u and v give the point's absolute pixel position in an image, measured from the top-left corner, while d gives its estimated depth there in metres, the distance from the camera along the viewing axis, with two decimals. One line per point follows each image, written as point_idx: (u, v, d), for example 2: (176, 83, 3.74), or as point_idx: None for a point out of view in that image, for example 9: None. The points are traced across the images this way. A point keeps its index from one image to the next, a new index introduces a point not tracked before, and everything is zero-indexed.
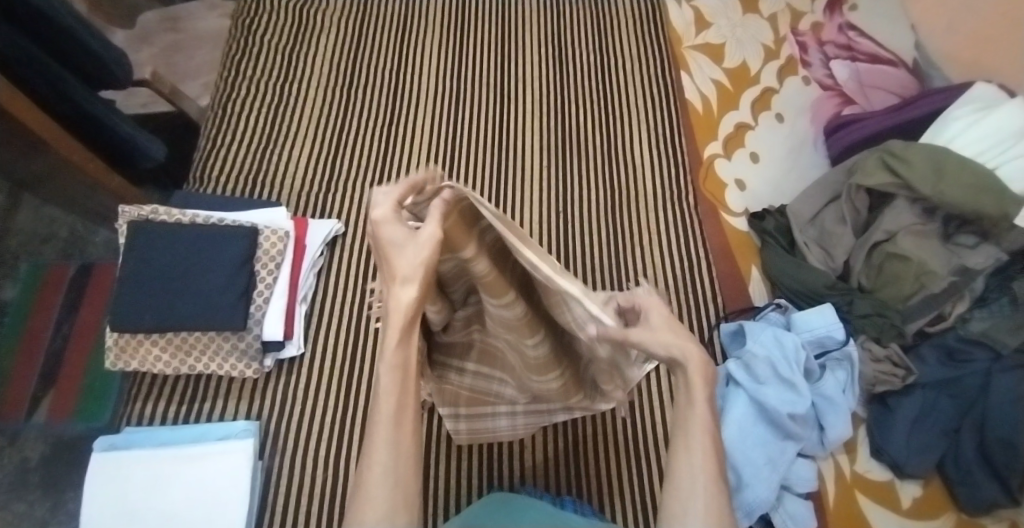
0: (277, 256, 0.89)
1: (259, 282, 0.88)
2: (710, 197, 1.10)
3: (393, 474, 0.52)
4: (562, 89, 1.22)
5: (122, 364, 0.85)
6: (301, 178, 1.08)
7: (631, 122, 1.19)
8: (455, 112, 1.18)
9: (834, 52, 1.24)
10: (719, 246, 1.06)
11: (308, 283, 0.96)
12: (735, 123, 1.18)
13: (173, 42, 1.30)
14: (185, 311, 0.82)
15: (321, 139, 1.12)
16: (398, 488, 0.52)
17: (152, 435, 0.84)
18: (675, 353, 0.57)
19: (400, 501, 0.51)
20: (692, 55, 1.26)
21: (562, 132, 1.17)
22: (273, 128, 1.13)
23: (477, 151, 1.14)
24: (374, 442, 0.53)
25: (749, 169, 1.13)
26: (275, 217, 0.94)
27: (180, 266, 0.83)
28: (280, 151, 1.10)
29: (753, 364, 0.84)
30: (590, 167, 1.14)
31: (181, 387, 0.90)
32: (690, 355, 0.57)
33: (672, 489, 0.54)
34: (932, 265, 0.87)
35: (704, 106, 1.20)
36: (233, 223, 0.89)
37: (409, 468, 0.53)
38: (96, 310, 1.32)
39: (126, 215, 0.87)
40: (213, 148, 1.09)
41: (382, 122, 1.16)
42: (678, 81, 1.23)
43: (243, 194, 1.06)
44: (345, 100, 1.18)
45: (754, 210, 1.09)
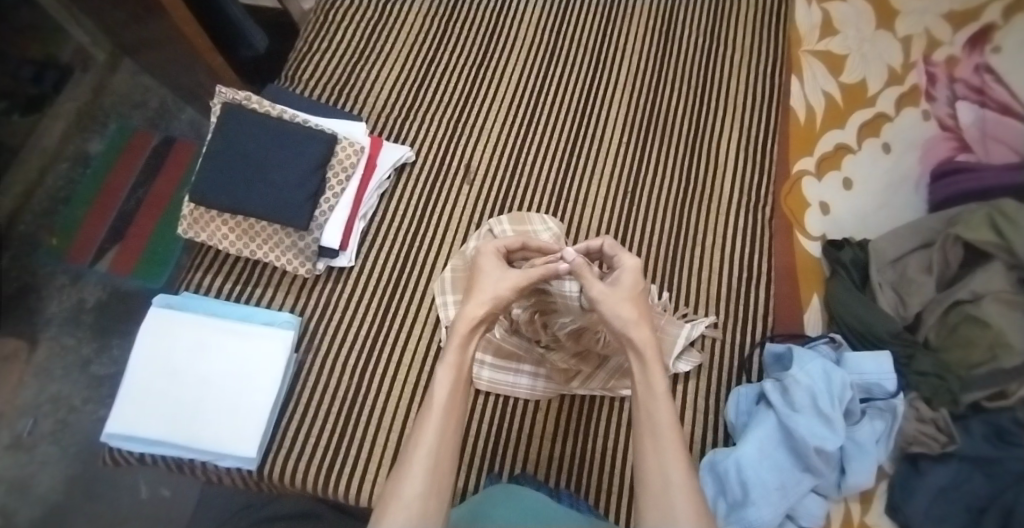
0: (349, 168, 0.91)
1: (329, 190, 0.90)
2: (790, 213, 1.05)
3: (434, 458, 0.60)
4: (660, 66, 1.17)
5: (191, 233, 0.88)
6: (385, 99, 1.09)
7: (725, 115, 1.13)
8: (546, 67, 1.15)
9: (963, 92, 1.15)
10: (786, 264, 1.01)
11: (370, 202, 0.98)
12: (836, 142, 1.12)
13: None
14: (256, 201, 0.85)
15: (411, 65, 1.12)
16: (435, 470, 0.60)
17: (205, 304, 0.89)
18: (629, 330, 0.67)
19: (433, 486, 0.59)
20: (809, 60, 1.19)
21: (650, 111, 1.13)
22: (367, 43, 1.13)
23: (560, 111, 1.12)
24: (424, 427, 0.62)
25: (838, 195, 1.08)
26: (355, 130, 0.95)
27: (259, 159, 0.86)
28: (370, 68, 1.11)
29: (792, 389, 0.81)
30: (670, 154, 1.10)
31: (238, 268, 0.93)
32: (645, 341, 0.66)
33: (646, 493, 0.59)
34: (1008, 336, 0.82)
35: (807, 117, 1.14)
36: (316, 127, 0.91)
37: (447, 458, 0.61)
38: (171, 182, 1.38)
39: (221, 96, 0.89)
40: (308, 49, 1.11)
41: (473, 60, 1.14)
42: (786, 83, 1.16)
43: (328, 102, 1.08)
44: (443, 30, 1.17)
45: (832, 238, 1.04)
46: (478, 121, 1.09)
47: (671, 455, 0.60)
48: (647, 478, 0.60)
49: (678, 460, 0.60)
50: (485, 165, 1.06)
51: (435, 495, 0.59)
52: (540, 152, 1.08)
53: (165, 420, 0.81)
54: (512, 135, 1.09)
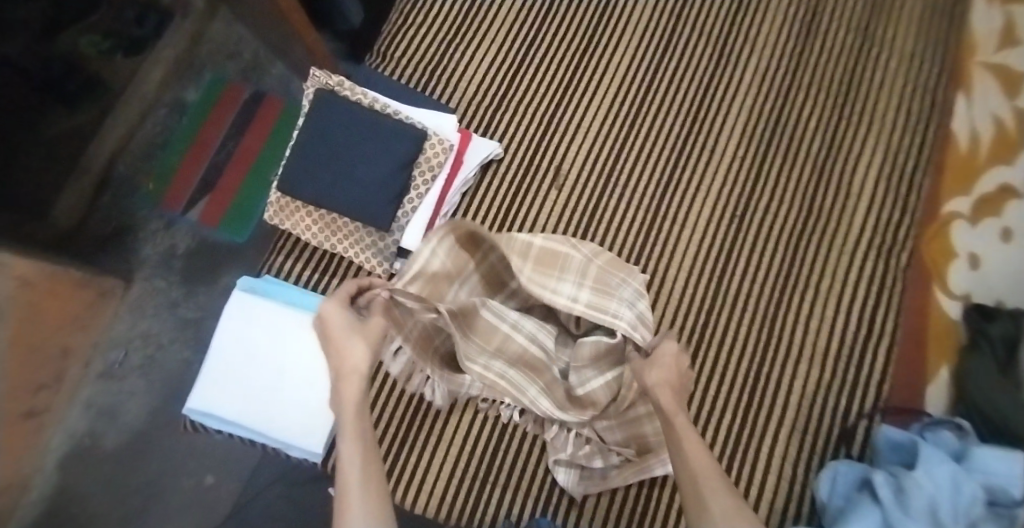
0: (435, 167, 0.84)
1: (412, 189, 0.84)
2: (931, 264, 0.90)
3: (363, 473, 0.55)
4: (795, 67, 1.01)
5: (276, 221, 0.86)
6: (479, 83, 1.00)
7: (865, 134, 0.97)
8: (660, 58, 1.02)
9: None
10: (913, 325, 0.88)
11: (454, 201, 0.91)
12: (1000, 182, 0.94)
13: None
14: (339, 197, 0.80)
15: (510, 45, 1.03)
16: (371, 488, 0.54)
17: (285, 291, 0.87)
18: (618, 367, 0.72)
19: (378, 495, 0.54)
20: (980, 75, 0.99)
21: (775, 121, 0.99)
22: (466, 17, 1.04)
23: (669, 113, 1.00)
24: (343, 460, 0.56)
25: (993, 247, 0.90)
26: (444, 123, 0.88)
27: (345, 152, 0.81)
28: (465, 46, 1.02)
29: (910, 490, 0.68)
30: (793, 174, 0.96)
31: (318, 257, 0.91)
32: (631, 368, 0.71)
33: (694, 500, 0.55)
34: None
35: (970, 147, 0.95)
36: (406, 119, 0.84)
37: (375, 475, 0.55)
38: (258, 138, 1.34)
39: (315, 79, 0.85)
40: (403, 23, 1.04)
41: (578, 44, 1.03)
42: (949, 102, 0.97)
43: (418, 83, 1.00)
44: (548, 7, 1.05)
45: (976, 299, 0.88)
46: (575, 116, 0.99)
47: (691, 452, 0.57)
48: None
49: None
50: (579, 168, 0.96)
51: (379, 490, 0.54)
52: (641, 157, 0.97)
53: (239, 405, 0.81)
54: (611, 136, 0.98)
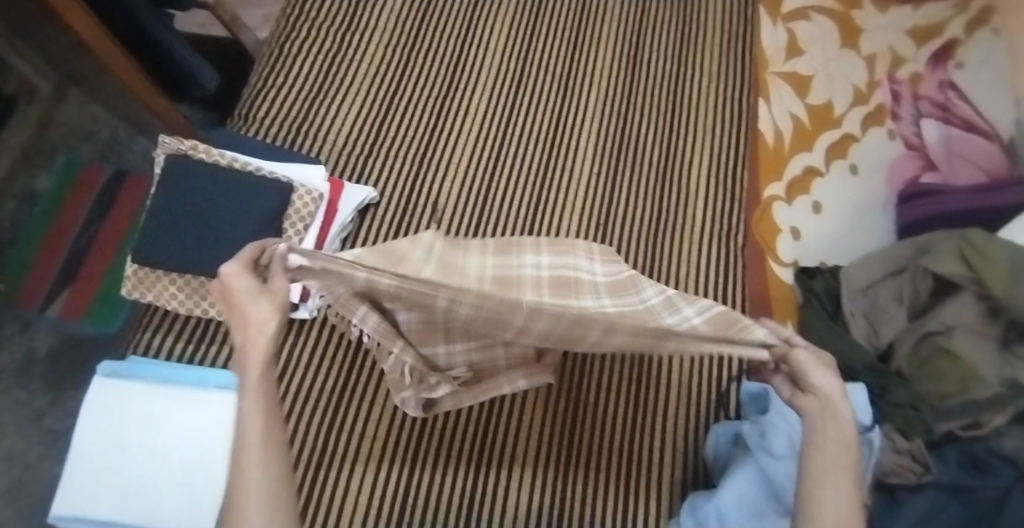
0: (307, 218, 0.87)
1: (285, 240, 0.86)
2: (761, 241, 1.05)
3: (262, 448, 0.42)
4: (630, 91, 1.15)
5: (136, 295, 0.83)
6: (345, 136, 1.05)
7: (692, 140, 1.12)
8: (515, 96, 1.13)
9: (928, 110, 1.16)
10: (757, 293, 1.01)
11: (334, 247, 0.94)
12: (804, 166, 1.11)
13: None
14: (203, 258, 0.80)
15: (373, 98, 1.09)
16: (267, 491, 0.40)
17: (155, 368, 0.84)
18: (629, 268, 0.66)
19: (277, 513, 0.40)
20: (776, 83, 1.18)
21: (621, 139, 1.11)
22: (326, 76, 1.09)
23: (531, 143, 1.09)
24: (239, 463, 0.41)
25: (808, 219, 1.07)
26: (312, 174, 0.91)
27: (205, 213, 0.81)
28: (328, 102, 1.07)
29: (767, 434, 0.77)
30: (643, 182, 1.08)
31: (188, 327, 0.89)
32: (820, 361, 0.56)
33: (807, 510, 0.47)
34: (978, 367, 0.80)
35: (776, 142, 1.13)
36: (270, 175, 0.87)
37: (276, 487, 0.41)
38: (127, 215, 1.29)
39: (165, 146, 0.86)
40: (264, 86, 1.07)
41: (436, 92, 1.11)
42: (754, 108, 1.15)
43: (282, 141, 1.03)
44: (405, 61, 1.13)
45: (803, 264, 1.03)
46: (445, 155, 1.06)
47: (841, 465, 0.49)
48: (810, 500, 0.47)
49: (840, 433, 0.51)
50: (453, 203, 1.03)
51: (278, 495, 0.41)
52: (513, 187, 1.05)
53: (117, 497, 0.76)
54: (480, 171, 1.06)
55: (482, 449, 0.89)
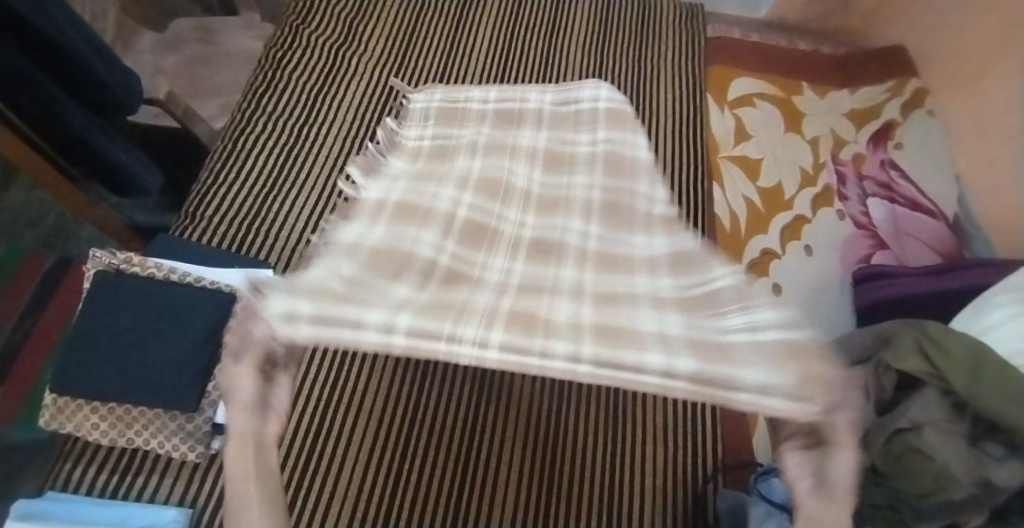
0: None
1: None
2: None
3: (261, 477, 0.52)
4: None
5: (55, 427, 0.75)
6: (298, 232, 1.00)
7: None
8: None
9: (873, 189, 1.20)
10: None
11: None
12: (761, 248, 1.12)
13: (192, 77, 1.41)
14: (131, 385, 0.73)
15: (329, 192, 1.06)
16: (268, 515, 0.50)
17: (75, 509, 0.74)
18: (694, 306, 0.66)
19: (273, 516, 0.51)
20: (727, 166, 1.22)
21: None
22: (281, 174, 1.06)
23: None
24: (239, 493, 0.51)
25: None
26: None
27: (136, 333, 0.75)
28: (280, 199, 1.03)
29: None
30: None
31: (113, 455, 0.80)
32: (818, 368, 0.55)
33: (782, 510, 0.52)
34: (953, 469, 0.76)
35: (732, 225, 1.14)
36: (212, 286, 0.82)
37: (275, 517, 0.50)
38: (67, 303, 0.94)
39: (96, 260, 0.81)
40: (214, 181, 1.02)
41: None
42: (709, 191, 1.18)
43: (225, 243, 0.97)
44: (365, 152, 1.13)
45: None
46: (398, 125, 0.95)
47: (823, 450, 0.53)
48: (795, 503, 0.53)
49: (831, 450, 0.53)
50: None
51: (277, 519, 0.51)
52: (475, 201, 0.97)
53: None
54: None
55: None
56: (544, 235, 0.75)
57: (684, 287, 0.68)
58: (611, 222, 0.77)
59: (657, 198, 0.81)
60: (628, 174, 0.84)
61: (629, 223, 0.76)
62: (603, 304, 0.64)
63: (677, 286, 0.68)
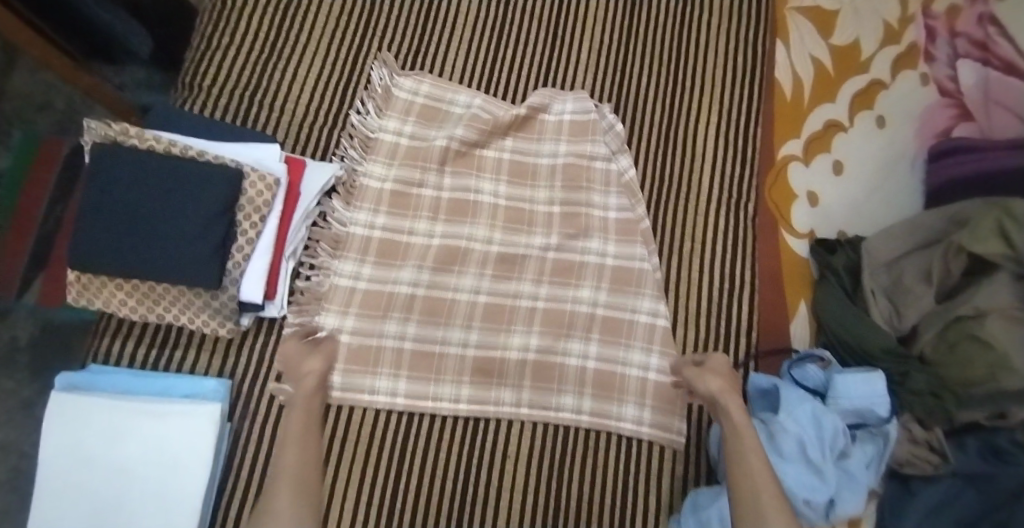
0: (263, 208, 0.78)
1: (241, 235, 0.77)
2: (776, 208, 0.94)
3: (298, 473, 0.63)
4: (632, 30, 1.01)
5: (82, 304, 0.76)
6: (308, 103, 0.93)
7: (704, 88, 0.98)
8: (497, 45, 0.99)
9: (966, 48, 1.02)
10: (769, 268, 0.92)
11: (299, 236, 0.86)
12: (825, 119, 0.99)
13: None
14: (148, 262, 0.73)
15: (340, 57, 0.96)
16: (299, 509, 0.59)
17: (119, 380, 0.78)
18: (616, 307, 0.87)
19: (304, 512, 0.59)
20: (795, 18, 1.03)
21: (621, 91, 0.97)
22: (280, 35, 0.97)
23: (516, 92, 0.97)
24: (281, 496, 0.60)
25: (827, 181, 0.96)
26: (266, 157, 0.81)
27: (143, 211, 0.73)
28: (287, 65, 0.95)
29: (779, 437, 0.72)
30: (645, 144, 0.96)
31: (151, 331, 0.83)
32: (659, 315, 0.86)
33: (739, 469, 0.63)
34: (1012, 358, 0.70)
35: (794, 91, 1.00)
36: (217, 161, 0.78)
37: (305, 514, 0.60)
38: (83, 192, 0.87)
39: (93, 132, 0.78)
40: (207, 46, 0.93)
41: (411, 45, 0.98)
42: (771, 50, 1.01)
43: (235, 115, 0.91)
44: (373, 7, 1.00)
45: (820, 234, 0.93)
46: (374, 109, 0.93)
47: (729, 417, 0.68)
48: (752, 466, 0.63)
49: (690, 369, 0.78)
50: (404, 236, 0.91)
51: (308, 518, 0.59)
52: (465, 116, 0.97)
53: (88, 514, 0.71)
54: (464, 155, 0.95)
55: (471, 445, 0.81)
56: (508, 249, 0.90)
57: (610, 307, 0.87)
58: (569, 232, 0.90)
59: (612, 205, 0.92)
60: (584, 186, 0.92)
61: (585, 231, 0.90)
62: (551, 329, 0.86)
63: (606, 305, 0.88)
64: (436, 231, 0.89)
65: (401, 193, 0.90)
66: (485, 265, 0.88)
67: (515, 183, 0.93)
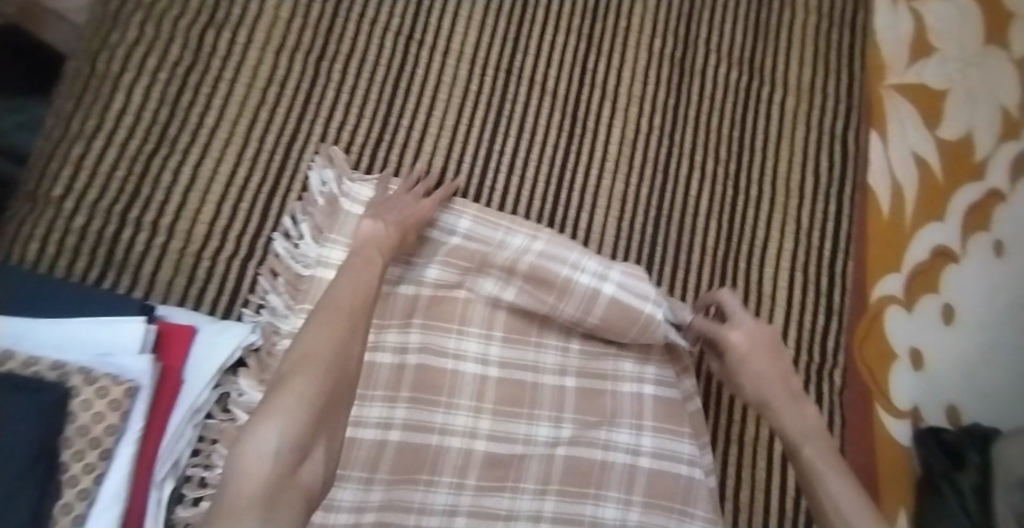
0: (106, 438, 0.48)
1: (68, 491, 0.46)
2: (871, 373, 0.71)
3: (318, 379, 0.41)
4: (676, 115, 0.75)
5: None
6: (222, 221, 0.65)
7: (773, 196, 0.74)
8: (493, 131, 0.72)
9: None
10: (860, 463, 0.68)
11: (186, 438, 0.55)
12: (934, 246, 0.75)
13: None
14: None
15: (270, 151, 0.68)
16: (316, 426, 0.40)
17: None
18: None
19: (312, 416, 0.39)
20: (891, 102, 0.80)
21: (664, 202, 0.72)
22: (174, 116, 0.68)
23: (524, 207, 0.71)
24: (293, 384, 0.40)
25: (936, 334, 0.72)
26: (123, 341, 0.51)
27: None
28: (192, 163, 0.67)
29: None
30: (696, 280, 0.70)
31: None
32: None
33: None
34: None
35: (894, 205, 0.76)
36: (30, 366, 0.47)
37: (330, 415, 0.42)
38: None
39: None
40: (68, 132, 0.65)
41: (377, 132, 0.71)
42: (865, 144, 0.77)
43: (105, 242, 0.62)
44: (324, 77, 0.72)
45: (926, 414, 0.69)
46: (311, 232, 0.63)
47: (828, 454, 0.50)
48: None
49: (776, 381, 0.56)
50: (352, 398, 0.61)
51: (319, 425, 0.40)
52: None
53: None
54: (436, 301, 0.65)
55: None
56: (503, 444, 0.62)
57: None
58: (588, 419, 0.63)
59: (649, 377, 0.66)
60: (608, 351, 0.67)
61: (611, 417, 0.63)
62: None
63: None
64: (394, 418, 0.60)
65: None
66: (465, 471, 0.60)
67: (512, 341, 0.65)
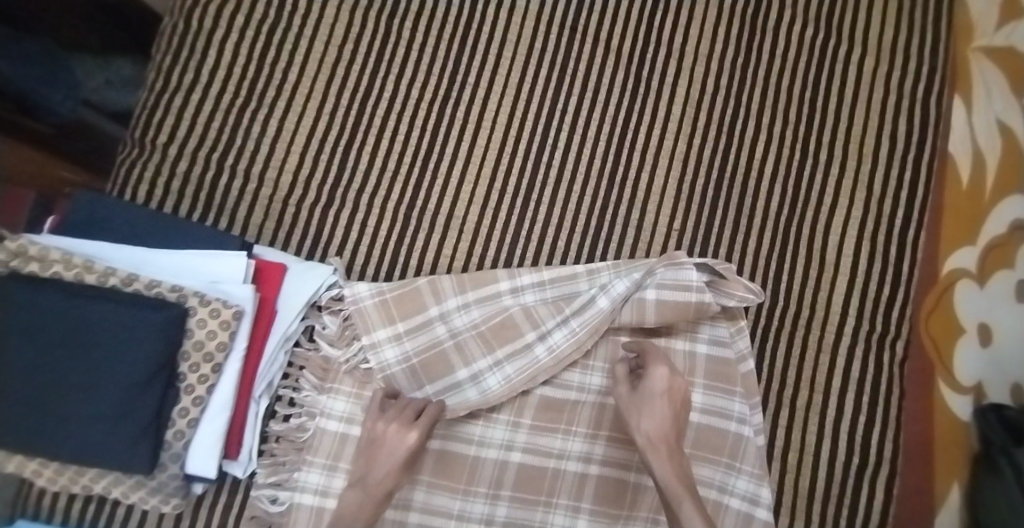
0: (215, 355, 0.55)
1: (186, 394, 0.55)
2: (933, 346, 0.70)
3: None
4: (743, 78, 0.75)
5: None
6: (307, 170, 0.71)
7: (841, 162, 0.73)
8: (559, 91, 0.75)
9: None
10: (912, 433, 0.68)
11: (279, 363, 0.63)
12: (1014, 220, 0.72)
13: None
14: (55, 436, 0.51)
15: (350, 106, 0.73)
16: None
17: None
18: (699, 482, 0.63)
19: None
20: (977, 67, 0.76)
21: (726, 165, 0.73)
22: (263, 72, 0.74)
23: (586, 166, 0.73)
24: None
25: (1008, 310, 0.70)
26: (225, 273, 0.58)
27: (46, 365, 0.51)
28: (280, 115, 0.73)
29: None
30: (755, 243, 0.71)
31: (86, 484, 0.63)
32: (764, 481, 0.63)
33: None
34: None
35: (973, 176, 0.74)
36: (152, 287, 0.55)
37: None
38: None
39: None
40: (175, 86, 0.72)
41: (449, 90, 0.74)
42: (946, 111, 0.75)
43: (207, 186, 0.70)
44: (400, 35, 0.76)
45: (990, 391, 0.68)
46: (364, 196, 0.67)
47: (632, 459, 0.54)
48: None
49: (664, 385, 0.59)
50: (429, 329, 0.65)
51: None
52: (510, 192, 0.72)
53: None
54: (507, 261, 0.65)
55: None
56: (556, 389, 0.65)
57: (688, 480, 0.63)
58: None
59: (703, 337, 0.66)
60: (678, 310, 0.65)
61: None
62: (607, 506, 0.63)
63: None
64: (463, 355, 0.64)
65: (411, 302, 0.65)
66: (522, 412, 0.65)
67: None
